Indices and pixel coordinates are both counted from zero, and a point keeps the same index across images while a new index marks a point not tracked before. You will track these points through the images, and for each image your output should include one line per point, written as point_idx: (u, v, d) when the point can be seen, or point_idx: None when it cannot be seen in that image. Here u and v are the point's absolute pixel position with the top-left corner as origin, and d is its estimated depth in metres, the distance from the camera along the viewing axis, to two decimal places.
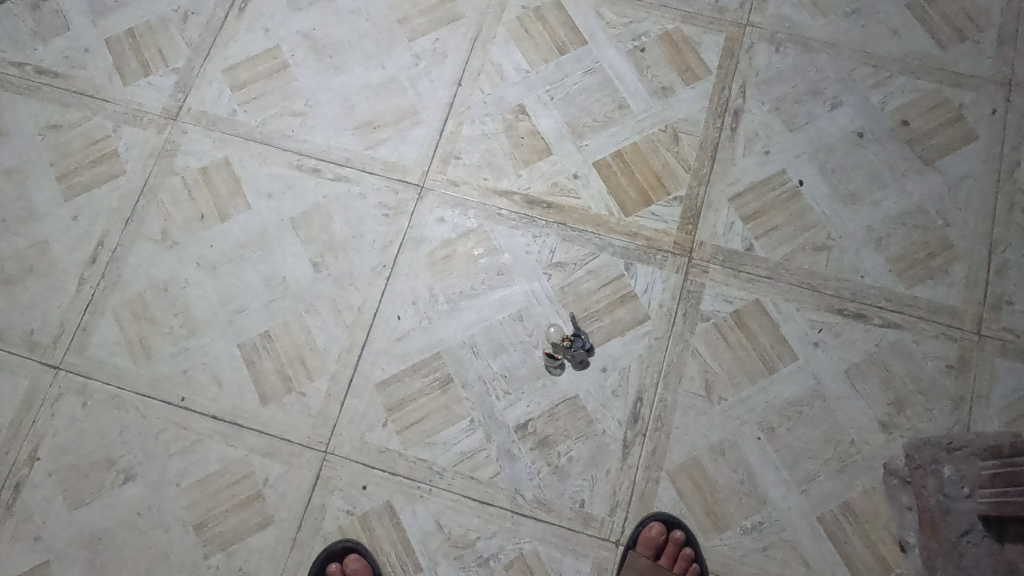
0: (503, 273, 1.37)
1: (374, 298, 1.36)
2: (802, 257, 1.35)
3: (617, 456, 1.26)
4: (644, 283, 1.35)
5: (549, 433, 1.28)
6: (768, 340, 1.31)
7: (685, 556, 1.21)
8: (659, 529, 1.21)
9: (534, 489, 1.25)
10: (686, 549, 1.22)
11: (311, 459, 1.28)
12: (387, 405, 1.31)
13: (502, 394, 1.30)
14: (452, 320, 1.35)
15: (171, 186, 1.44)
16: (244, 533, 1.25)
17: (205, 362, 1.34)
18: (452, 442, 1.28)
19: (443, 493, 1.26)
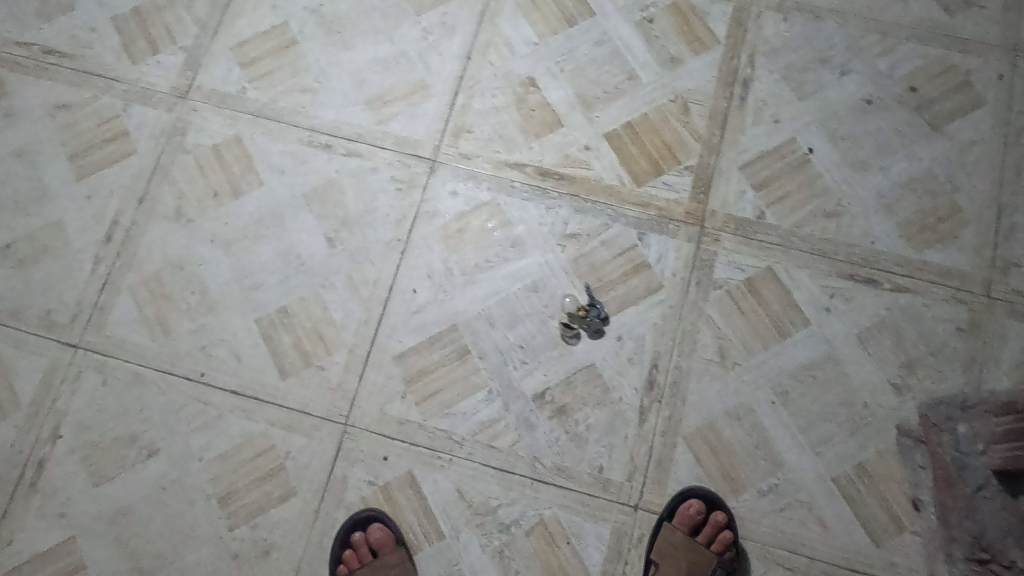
0: (517, 245, 1.38)
1: (389, 272, 1.37)
2: (813, 224, 1.37)
3: (634, 423, 1.28)
4: (657, 253, 1.36)
5: (566, 402, 1.30)
6: (780, 307, 1.33)
7: (723, 537, 1.22)
8: (697, 509, 1.22)
9: (553, 456, 1.27)
10: (718, 519, 1.23)
11: (332, 432, 1.30)
12: (406, 377, 1.32)
13: (519, 364, 1.32)
14: (468, 292, 1.36)
15: (183, 164, 1.44)
16: (267, 505, 1.27)
17: (223, 338, 1.35)
18: (472, 412, 1.30)
19: (463, 462, 1.28)
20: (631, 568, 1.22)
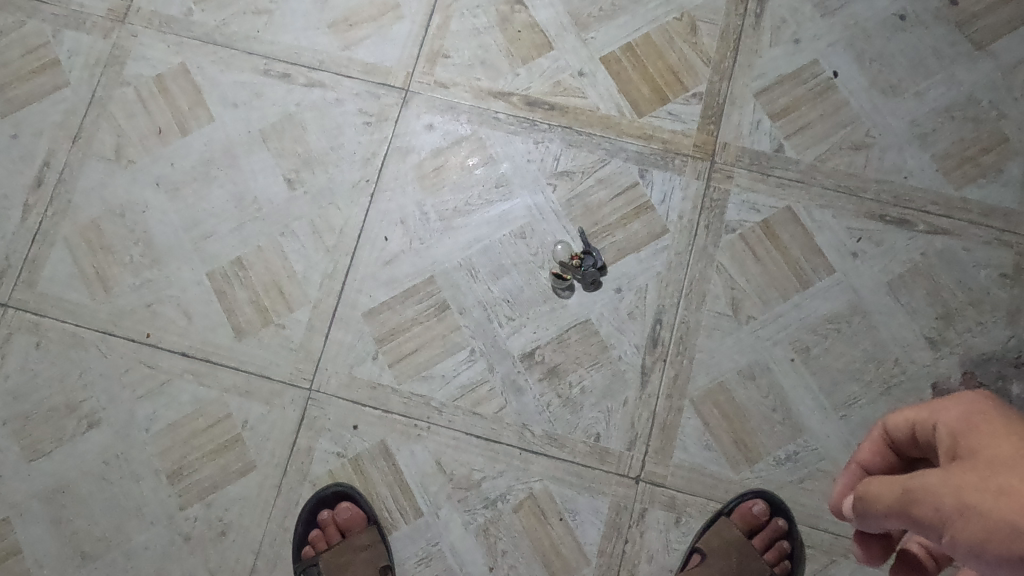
0: (502, 185, 1.21)
1: (357, 218, 1.21)
2: (838, 157, 1.20)
3: (635, 385, 1.13)
4: (661, 193, 1.20)
5: (559, 362, 1.15)
6: (800, 253, 1.17)
7: (778, 542, 1.09)
8: (762, 509, 1.08)
9: (544, 424, 1.13)
10: (777, 520, 1.09)
11: (295, 398, 1.15)
12: (377, 336, 1.17)
13: (505, 320, 1.17)
14: (446, 239, 1.20)
15: (122, 97, 1.27)
16: (223, 481, 1.13)
17: (170, 295, 1.20)
18: (451, 374, 1.15)
19: (443, 431, 1.13)
20: (631, 547, 1.09)
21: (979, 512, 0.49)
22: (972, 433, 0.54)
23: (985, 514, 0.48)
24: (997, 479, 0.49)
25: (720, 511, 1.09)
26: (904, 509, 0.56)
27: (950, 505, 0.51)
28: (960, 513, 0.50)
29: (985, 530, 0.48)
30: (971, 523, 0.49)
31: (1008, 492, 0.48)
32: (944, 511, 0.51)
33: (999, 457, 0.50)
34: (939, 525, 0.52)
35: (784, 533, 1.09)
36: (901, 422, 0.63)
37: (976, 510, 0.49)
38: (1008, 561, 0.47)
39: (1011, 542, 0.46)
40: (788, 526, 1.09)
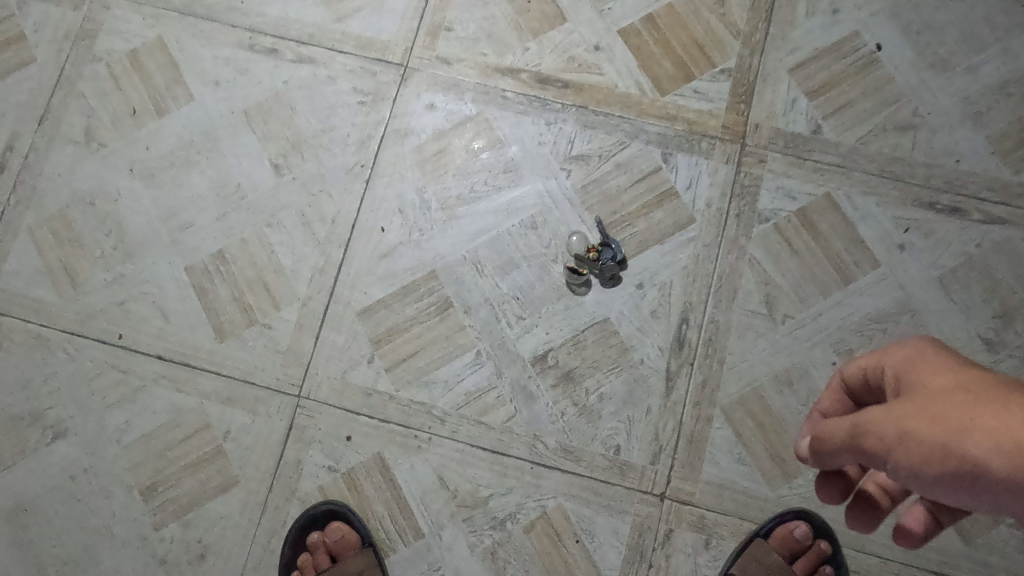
0: (510, 170, 1.10)
1: (351, 207, 1.10)
2: (882, 139, 1.08)
3: (659, 392, 1.02)
4: (686, 178, 1.08)
5: (574, 366, 1.03)
6: (841, 245, 1.06)
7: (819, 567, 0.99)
8: (805, 533, 0.97)
9: (558, 434, 1.02)
10: (819, 542, 0.98)
11: (282, 406, 1.04)
12: (374, 337, 1.06)
13: (514, 320, 1.05)
14: (449, 230, 1.09)
15: (93, 75, 1.15)
16: (202, 498, 1.02)
17: (145, 292, 1.09)
18: (455, 379, 1.04)
19: (446, 443, 1.02)
20: (655, 572, 0.98)
21: (911, 436, 0.55)
22: (920, 376, 0.59)
23: (918, 438, 0.54)
24: (934, 407, 0.54)
25: (756, 533, 0.98)
26: (857, 448, 0.62)
27: (894, 435, 0.56)
28: (901, 440, 0.55)
29: (923, 451, 0.53)
30: (911, 446, 0.55)
31: (942, 415, 0.53)
32: (887, 440, 0.57)
33: (940, 393, 0.56)
34: (887, 455, 0.58)
35: (826, 557, 0.99)
36: (848, 371, 0.71)
37: (911, 434, 0.55)
38: (946, 479, 0.52)
39: (940, 457, 0.52)
40: (831, 549, 0.98)
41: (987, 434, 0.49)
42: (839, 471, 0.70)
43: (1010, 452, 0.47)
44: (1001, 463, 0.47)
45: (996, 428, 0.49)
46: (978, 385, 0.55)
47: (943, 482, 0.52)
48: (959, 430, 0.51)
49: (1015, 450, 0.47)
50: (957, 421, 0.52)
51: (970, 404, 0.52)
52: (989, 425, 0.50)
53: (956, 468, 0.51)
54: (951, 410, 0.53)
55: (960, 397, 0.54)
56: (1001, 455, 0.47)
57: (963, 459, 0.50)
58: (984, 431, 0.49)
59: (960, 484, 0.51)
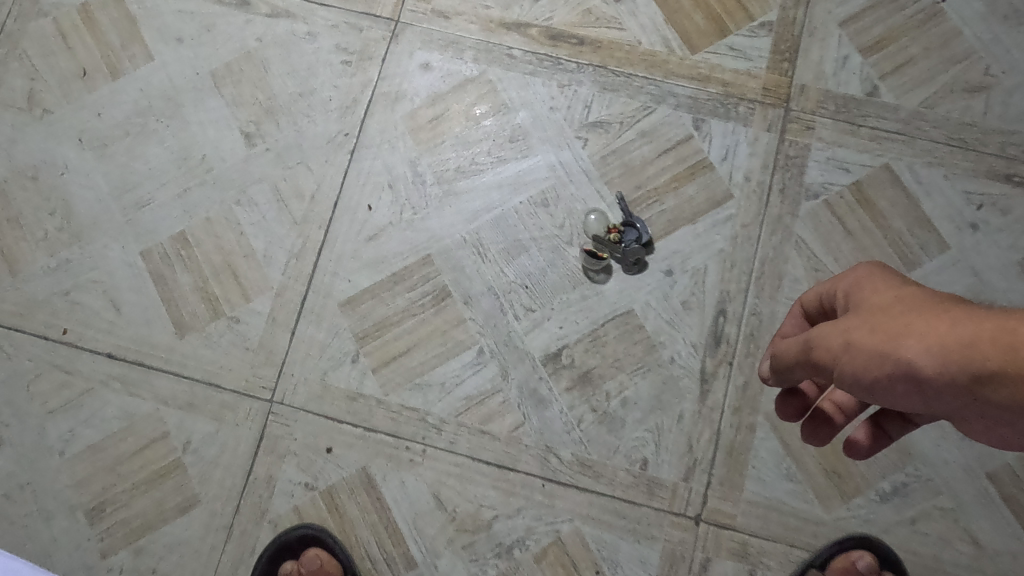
0: (517, 139, 0.95)
1: (333, 183, 0.95)
2: (949, 102, 0.94)
3: (692, 396, 0.87)
4: (721, 149, 0.94)
5: (593, 366, 0.89)
6: (903, 224, 0.91)
7: None
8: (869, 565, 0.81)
9: (573, 446, 0.87)
10: None
11: (252, 413, 0.89)
12: (359, 333, 0.91)
13: (522, 313, 0.90)
14: (445, 208, 0.94)
15: (37, 31, 1.00)
16: (157, 520, 0.87)
17: (95, 280, 0.94)
18: (454, 381, 0.89)
19: (443, 455, 0.87)
20: None
21: (847, 346, 0.47)
22: (863, 285, 0.51)
23: (854, 346, 0.46)
24: (877, 313, 0.47)
25: (809, 562, 0.83)
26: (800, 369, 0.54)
27: (833, 348, 0.48)
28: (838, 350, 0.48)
29: (860, 358, 0.46)
30: (849, 356, 0.47)
31: (884, 320, 0.46)
32: (826, 353, 0.49)
33: (883, 301, 0.48)
34: (828, 371, 0.50)
35: None
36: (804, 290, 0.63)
37: (848, 343, 0.47)
38: (882, 390, 0.44)
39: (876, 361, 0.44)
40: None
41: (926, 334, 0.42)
42: (795, 389, 0.62)
43: (952, 354, 0.40)
44: (944, 365, 0.40)
45: (940, 327, 0.41)
46: (926, 291, 0.47)
47: (880, 392, 0.45)
48: (897, 332, 0.44)
49: (960, 352, 0.39)
50: (899, 325, 0.44)
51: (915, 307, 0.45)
52: (934, 326, 0.42)
53: (893, 376, 0.43)
54: (893, 316, 0.45)
55: (905, 302, 0.46)
56: (945, 358, 0.40)
57: (901, 365, 0.42)
58: (926, 334, 0.42)
59: (900, 394, 0.44)
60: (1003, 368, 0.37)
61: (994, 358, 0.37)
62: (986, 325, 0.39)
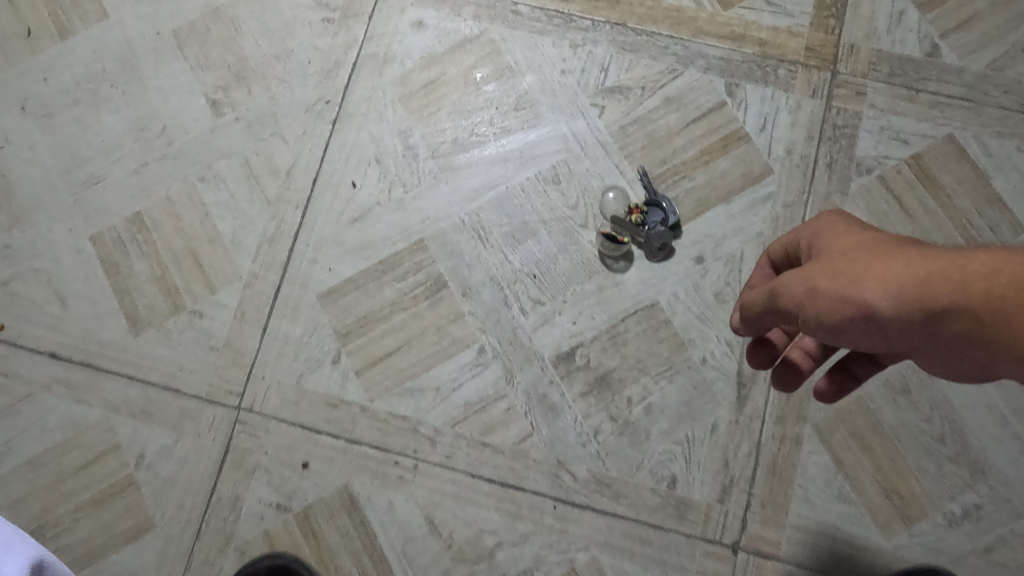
0: (523, 107, 0.83)
1: (312, 156, 0.83)
2: (1020, 64, 0.81)
3: (728, 402, 0.75)
4: (758, 117, 0.81)
5: (612, 367, 0.76)
6: (970, 204, 0.79)
7: None
8: None
9: (590, 461, 0.75)
10: None
11: (217, 422, 0.77)
12: (341, 329, 0.79)
13: (529, 306, 0.78)
14: (440, 185, 0.81)
15: None
16: (105, 547, 0.75)
17: (37, 269, 0.81)
18: (451, 385, 0.77)
19: (437, 472, 0.75)
20: None
21: (800, 288, 0.47)
22: (810, 232, 0.51)
23: (810, 290, 0.46)
24: (838, 256, 0.46)
25: None
26: (751, 318, 0.52)
27: (787, 293, 0.48)
28: (792, 294, 0.47)
29: (824, 301, 0.44)
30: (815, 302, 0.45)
31: (848, 262, 0.45)
32: (777, 297, 0.49)
33: (830, 245, 0.48)
34: (790, 319, 0.48)
35: None
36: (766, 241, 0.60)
37: (802, 287, 0.46)
38: (846, 333, 0.44)
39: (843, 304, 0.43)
40: None
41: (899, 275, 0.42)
42: (756, 340, 0.59)
43: (914, 293, 0.41)
44: (905, 302, 0.41)
45: (898, 267, 0.42)
46: (869, 232, 0.48)
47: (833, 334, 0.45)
48: (863, 274, 0.43)
49: (926, 290, 0.40)
50: (854, 267, 0.44)
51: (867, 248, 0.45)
52: (891, 266, 0.43)
53: (851, 316, 0.43)
54: (847, 257, 0.45)
55: (856, 244, 0.46)
56: (905, 296, 0.41)
57: (860, 305, 0.43)
58: (885, 274, 0.42)
59: (854, 335, 0.44)
60: (962, 304, 0.39)
61: (954, 292, 0.40)
62: (940, 263, 0.41)
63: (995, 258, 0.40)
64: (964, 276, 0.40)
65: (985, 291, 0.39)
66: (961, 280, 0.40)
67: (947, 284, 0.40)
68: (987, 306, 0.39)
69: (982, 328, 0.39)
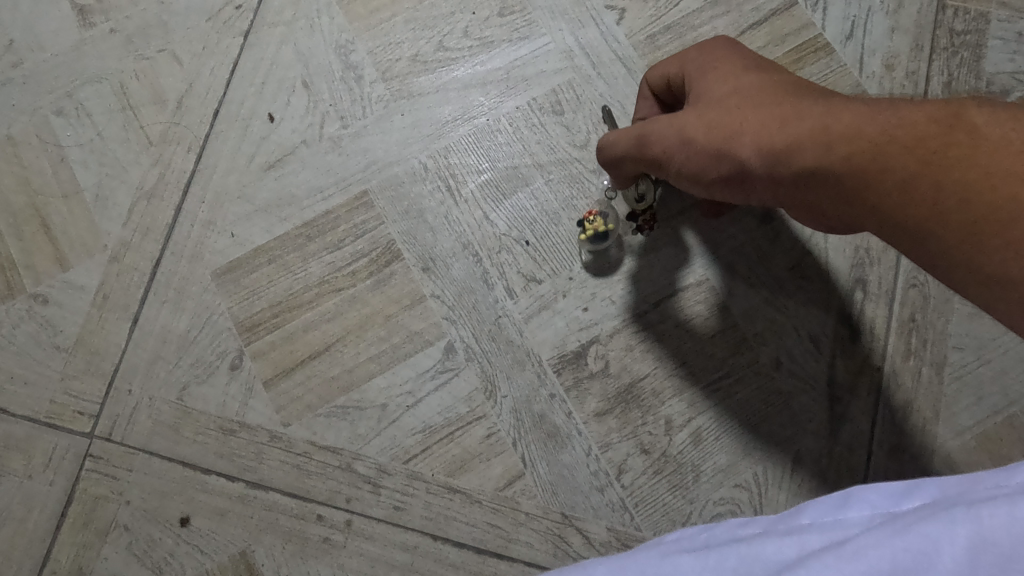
0: (511, 10, 0.59)
1: (214, 80, 0.59)
2: None
3: (815, 426, 0.51)
4: (844, 22, 0.58)
5: (641, 373, 0.52)
6: None
7: None
8: None
9: (609, 514, 0.50)
10: None
11: (58, 457, 0.52)
12: (245, 319, 0.54)
13: (520, 287, 0.54)
14: (393, 116, 0.57)
15: None
16: None
17: None
18: (403, 401, 0.52)
19: (382, 530, 0.50)
20: None
21: (672, 135, 0.38)
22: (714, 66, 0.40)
23: (673, 135, 0.38)
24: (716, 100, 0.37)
25: None
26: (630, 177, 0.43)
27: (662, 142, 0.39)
28: (654, 143, 0.39)
29: (701, 151, 0.37)
30: (689, 150, 0.37)
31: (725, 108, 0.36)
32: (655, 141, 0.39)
33: (725, 81, 0.38)
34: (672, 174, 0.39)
35: None
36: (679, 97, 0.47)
37: (675, 136, 0.38)
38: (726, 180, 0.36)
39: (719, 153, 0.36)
40: None
41: (785, 124, 0.33)
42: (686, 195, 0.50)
43: (769, 157, 0.33)
44: (765, 164, 0.34)
45: (770, 122, 0.34)
46: (772, 66, 0.38)
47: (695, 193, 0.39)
48: (737, 121, 0.35)
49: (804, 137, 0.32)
50: (724, 115, 0.36)
51: (751, 93, 0.36)
52: (765, 116, 0.34)
53: (710, 177, 0.37)
54: (726, 104, 0.36)
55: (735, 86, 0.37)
56: (775, 147, 0.33)
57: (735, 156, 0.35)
58: (756, 129, 0.34)
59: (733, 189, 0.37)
60: (835, 152, 0.31)
61: (836, 145, 0.31)
62: (807, 118, 0.33)
63: (873, 110, 0.31)
64: (831, 132, 0.31)
65: (842, 155, 0.31)
66: (819, 141, 0.32)
67: (830, 133, 0.31)
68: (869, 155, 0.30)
69: (833, 202, 0.32)
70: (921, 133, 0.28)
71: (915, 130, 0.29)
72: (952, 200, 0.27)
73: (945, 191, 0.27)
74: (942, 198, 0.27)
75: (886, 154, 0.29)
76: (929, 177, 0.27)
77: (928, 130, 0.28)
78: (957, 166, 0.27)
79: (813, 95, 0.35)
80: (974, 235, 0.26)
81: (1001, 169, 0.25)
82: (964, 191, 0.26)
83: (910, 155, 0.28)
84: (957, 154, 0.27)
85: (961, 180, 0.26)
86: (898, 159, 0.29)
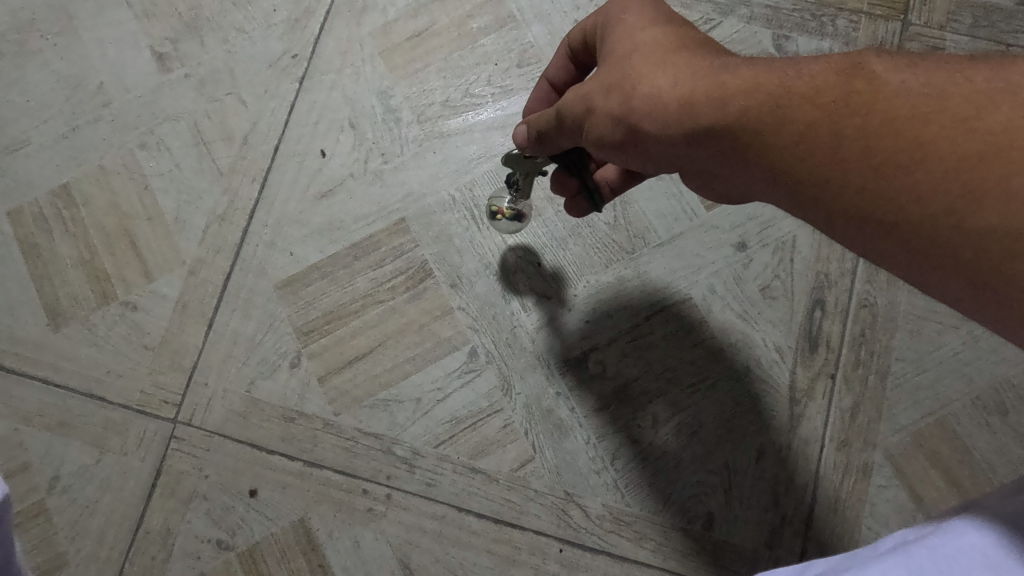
0: (528, 64, 0.69)
1: (274, 119, 0.69)
2: None
3: (778, 423, 0.61)
4: None
5: (632, 376, 0.62)
6: None
7: None
8: None
9: (604, 492, 0.60)
10: None
11: (147, 437, 0.63)
12: (302, 325, 0.64)
13: (532, 302, 0.64)
14: (426, 154, 0.67)
15: None
16: None
17: None
18: (433, 395, 0.63)
19: (416, 502, 0.61)
20: None
21: (585, 100, 0.44)
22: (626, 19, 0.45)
23: (581, 105, 0.44)
24: (626, 62, 0.43)
25: None
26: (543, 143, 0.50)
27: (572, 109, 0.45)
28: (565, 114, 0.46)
29: (612, 111, 0.43)
30: (598, 116, 0.44)
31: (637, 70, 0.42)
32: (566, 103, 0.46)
33: (638, 36, 0.43)
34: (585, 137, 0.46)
35: None
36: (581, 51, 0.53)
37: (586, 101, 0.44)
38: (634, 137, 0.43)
39: (628, 114, 0.42)
40: None
41: (690, 85, 0.39)
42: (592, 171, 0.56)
43: (675, 115, 0.40)
44: (664, 123, 0.40)
45: (673, 84, 0.40)
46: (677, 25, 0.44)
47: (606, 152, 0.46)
48: (646, 82, 0.41)
49: (710, 95, 0.38)
50: (630, 77, 0.42)
51: (661, 51, 0.42)
52: (671, 75, 0.40)
53: (614, 138, 0.44)
54: (635, 66, 0.42)
55: (636, 43, 0.43)
56: (676, 111, 0.40)
57: (641, 122, 0.41)
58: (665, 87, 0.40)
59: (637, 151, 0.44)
60: (739, 108, 0.37)
61: (737, 102, 0.37)
62: (708, 79, 0.39)
63: (770, 70, 0.37)
64: (734, 92, 0.37)
65: (743, 110, 0.37)
66: (721, 98, 0.38)
67: (733, 96, 0.37)
68: (758, 114, 0.36)
69: (730, 152, 0.39)
70: (819, 90, 0.35)
71: (812, 88, 0.35)
72: (855, 146, 0.33)
73: (849, 141, 0.33)
74: (846, 148, 0.33)
75: (784, 108, 0.36)
76: (834, 127, 0.34)
77: (837, 84, 0.34)
78: (862, 118, 0.33)
79: (709, 52, 0.42)
80: (877, 182, 0.32)
81: (906, 117, 0.32)
82: (869, 138, 0.32)
83: (818, 110, 0.34)
84: (860, 102, 0.33)
85: (865, 134, 0.33)
86: (797, 114, 0.35)
